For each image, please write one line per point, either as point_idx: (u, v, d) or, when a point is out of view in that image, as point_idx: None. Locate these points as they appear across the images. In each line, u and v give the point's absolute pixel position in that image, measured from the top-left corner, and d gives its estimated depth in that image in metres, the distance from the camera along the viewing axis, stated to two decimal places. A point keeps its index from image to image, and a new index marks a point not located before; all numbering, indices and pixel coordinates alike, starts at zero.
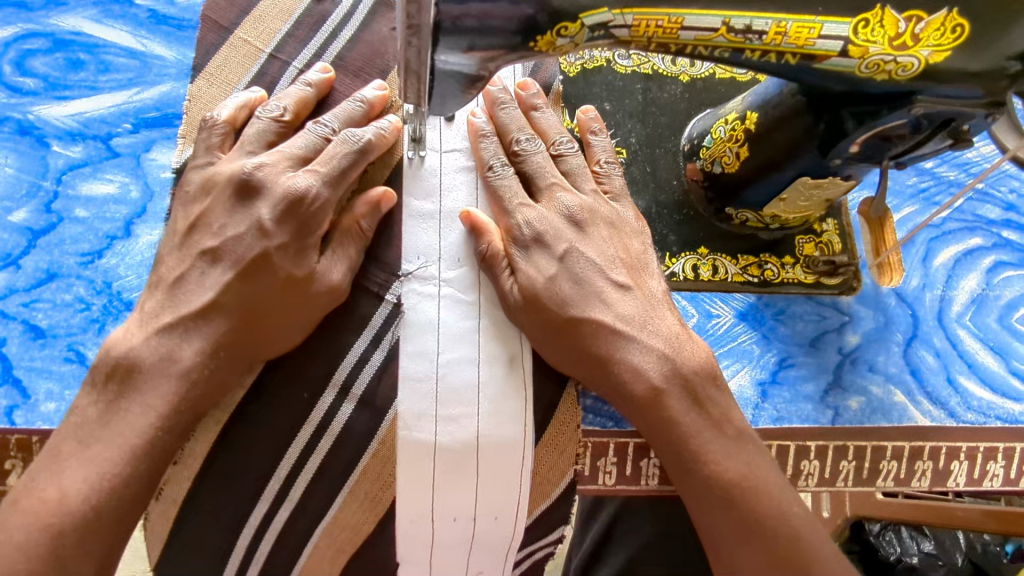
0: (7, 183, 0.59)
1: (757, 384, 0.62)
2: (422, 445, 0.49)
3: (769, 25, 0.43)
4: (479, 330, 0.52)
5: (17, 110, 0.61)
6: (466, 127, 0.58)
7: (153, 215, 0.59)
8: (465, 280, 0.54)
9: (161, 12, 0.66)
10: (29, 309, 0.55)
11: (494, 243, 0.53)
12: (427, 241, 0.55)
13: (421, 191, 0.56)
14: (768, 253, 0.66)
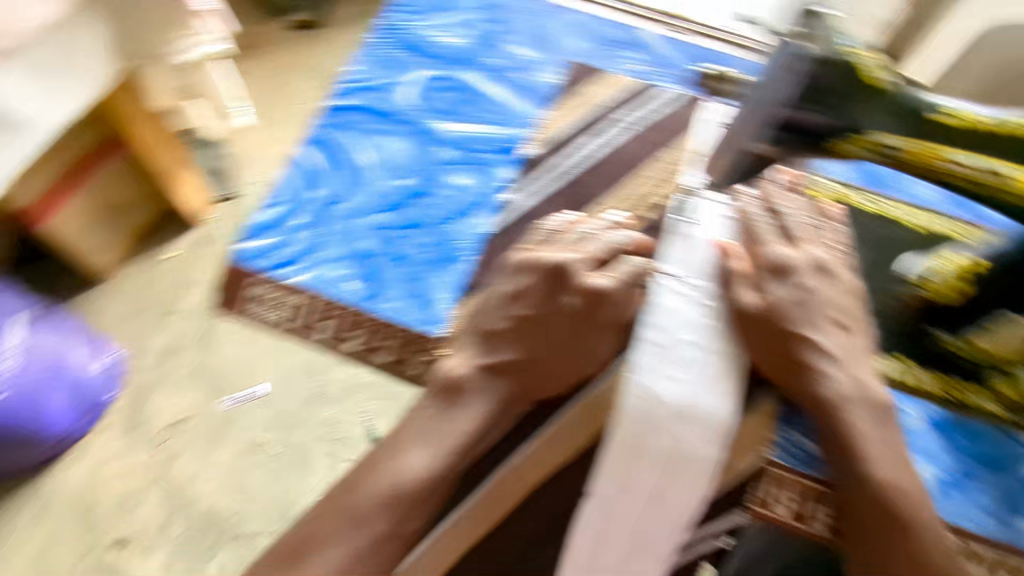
0: (404, 160, 0.86)
1: (941, 480, 0.74)
2: (644, 387, 0.64)
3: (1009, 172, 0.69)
4: (707, 324, 0.69)
5: (420, 118, 0.89)
6: (731, 196, 0.80)
7: (488, 208, 0.83)
8: (705, 286, 0.71)
9: (528, 81, 0.94)
10: (397, 241, 0.81)
11: (736, 264, 0.72)
12: (683, 250, 0.73)
13: (683, 218, 0.76)
14: (966, 380, 0.80)
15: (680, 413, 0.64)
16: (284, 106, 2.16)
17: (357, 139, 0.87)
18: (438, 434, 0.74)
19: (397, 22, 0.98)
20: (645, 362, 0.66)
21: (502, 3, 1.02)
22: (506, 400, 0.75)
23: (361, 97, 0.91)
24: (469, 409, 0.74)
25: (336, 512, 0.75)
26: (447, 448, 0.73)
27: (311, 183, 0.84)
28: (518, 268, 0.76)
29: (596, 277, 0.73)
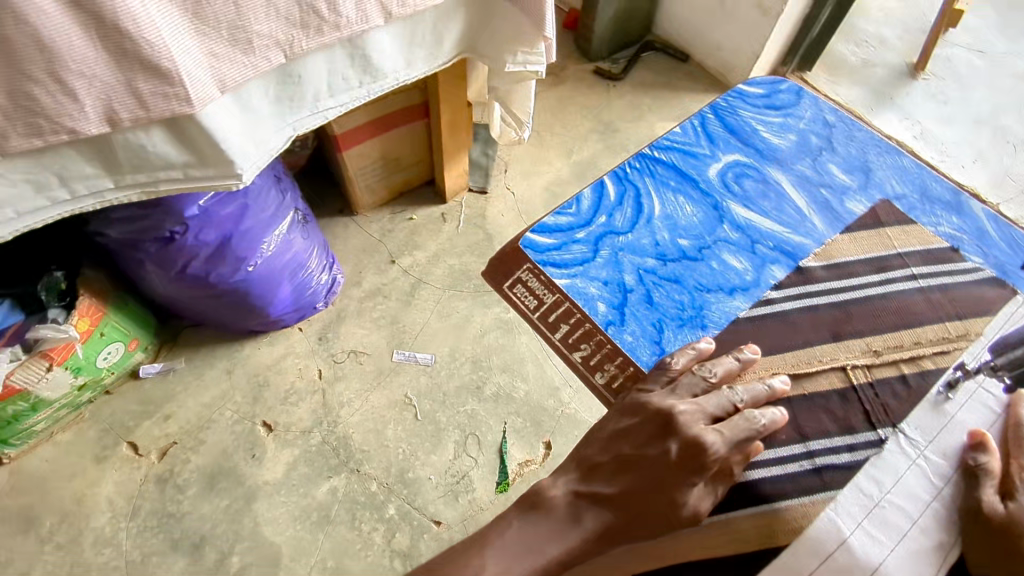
0: (688, 221, 1.22)
1: None
2: (832, 539, 0.85)
3: None
4: (927, 500, 0.88)
5: (718, 194, 1.25)
6: (998, 404, 0.95)
7: (720, 316, 1.10)
8: (936, 465, 0.91)
9: (831, 200, 1.25)
10: (654, 283, 1.14)
11: (985, 460, 0.88)
12: (929, 426, 0.95)
13: (938, 409, 0.96)
14: None
15: (870, 566, 0.83)
16: (553, 136, 2.35)
17: (655, 187, 1.26)
18: (524, 544, 0.91)
19: (733, 108, 1.38)
20: (844, 506, 0.88)
21: (832, 123, 1.36)
22: (596, 530, 0.91)
23: (673, 155, 1.31)
24: (563, 531, 0.91)
25: (463, 554, 0.93)
26: (525, 563, 0.89)
27: (604, 211, 1.21)
28: (652, 413, 0.96)
29: (709, 434, 0.90)
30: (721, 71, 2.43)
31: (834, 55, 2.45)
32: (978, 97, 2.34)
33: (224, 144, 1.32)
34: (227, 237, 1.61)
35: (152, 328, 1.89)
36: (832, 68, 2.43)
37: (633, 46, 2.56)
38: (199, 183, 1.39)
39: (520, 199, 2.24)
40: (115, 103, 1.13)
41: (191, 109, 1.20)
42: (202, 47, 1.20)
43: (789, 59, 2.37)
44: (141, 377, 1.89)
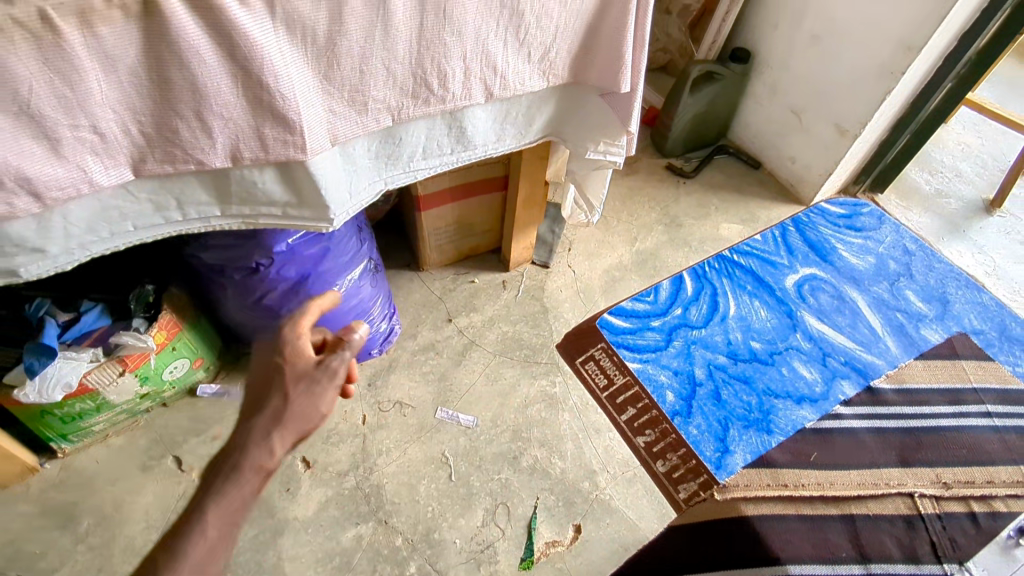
0: (761, 324, 2.05)
1: None
2: None
3: None
4: None
5: (792, 304, 2.09)
6: None
7: (776, 427, 1.85)
8: None
9: (902, 324, 2.00)
10: (726, 377, 1.96)
11: None
12: None
13: None
14: None
15: None
16: (621, 221, 2.42)
17: (732, 290, 2.13)
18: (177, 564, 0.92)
19: (813, 227, 2.24)
20: None
21: (914, 250, 2.19)
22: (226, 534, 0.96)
23: (754, 266, 2.17)
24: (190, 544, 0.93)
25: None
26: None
27: (683, 313, 2.09)
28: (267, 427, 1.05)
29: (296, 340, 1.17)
30: (791, 182, 2.48)
31: (907, 182, 2.49)
32: None
33: (325, 191, 1.43)
34: (306, 275, 1.71)
35: (216, 351, 1.98)
36: (903, 194, 2.46)
37: (707, 147, 2.66)
38: (293, 222, 1.49)
39: (580, 278, 2.29)
40: (242, 144, 1.25)
41: (303, 157, 1.32)
42: (324, 105, 1.32)
43: (860, 179, 2.41)
44: (197, 395, 1.97)
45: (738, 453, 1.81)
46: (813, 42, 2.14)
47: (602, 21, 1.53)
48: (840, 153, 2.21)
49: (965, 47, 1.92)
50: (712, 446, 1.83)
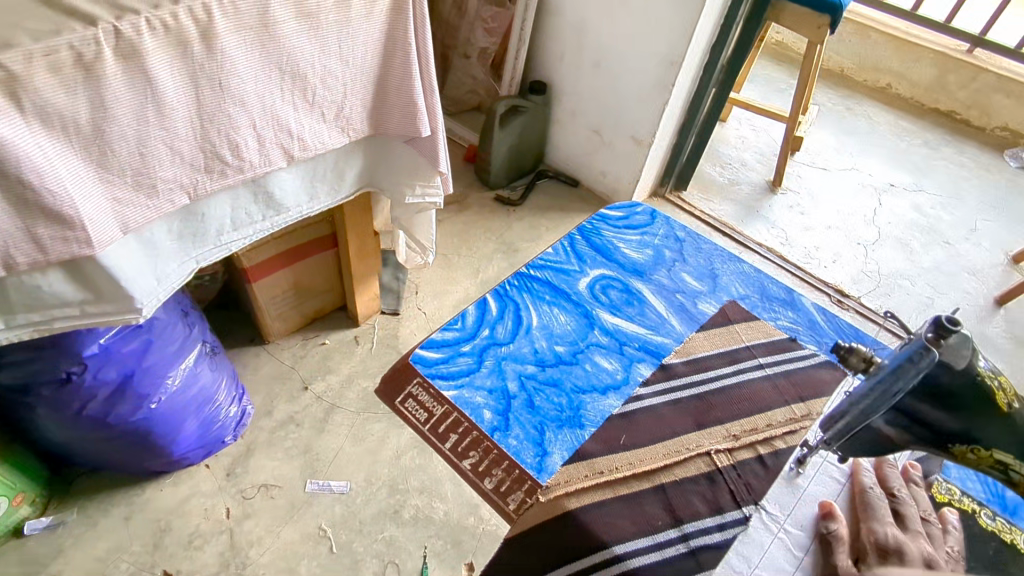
0: (562, 329, 2.00)
1: None
2: None
3: (992, 527, 0.94)
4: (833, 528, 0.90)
5: (588, 303, 2.08)
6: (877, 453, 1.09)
7: (586, 417, 1.81)
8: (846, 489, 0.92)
9: (685, 304, 2.11)
10: (534, 385, 1.86)
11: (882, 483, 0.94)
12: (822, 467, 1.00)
13: None
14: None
15: None
16: (462, 255, 2.49)
17: (528, 301, 2.06)
18: None
19: (594, 236, 2.29)
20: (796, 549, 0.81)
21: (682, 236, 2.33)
22: None
23: (547, 272, 2.14)
24: None
25: None
26: None
27: (485, 329, 1.97)
28: None
29: None
30: (607, 194, 2.69)
31: (705, 176, 2.78)
32: (827, 207, 2.68)
33: (125, 283, 1.35)
34: (129, 375, 1.59)
35: (41, 479, 1.76)
36: (705, 187, 2.74)
37: (530, 174, 2.81)
38: (98, 321, 1.39)
39: (431, 317, 2.32)
40: (14, 250, 1.15)
41: (91, 252, 1.24)
42: (106, 194, 1.25)
43: (665, 180, 2.63)
44: (25, 534, 1.73)
45: (558, 449, 1.75)
46: (596, 68, 2.35)
47: (389, 74, 1.60)
48: (641, 161, 2.44)
49: (717, 57, 2.20)
50: (531, 448, 1.74)
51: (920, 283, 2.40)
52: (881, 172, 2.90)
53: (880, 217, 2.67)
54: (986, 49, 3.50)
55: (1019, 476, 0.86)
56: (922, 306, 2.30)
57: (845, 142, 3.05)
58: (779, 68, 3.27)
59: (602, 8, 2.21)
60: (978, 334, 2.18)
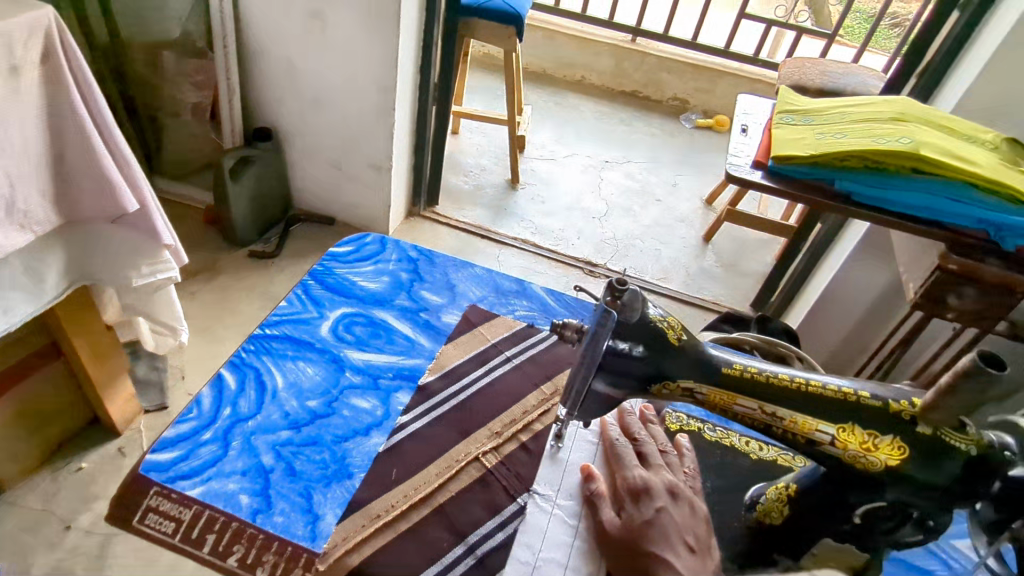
0: (313, 382, 1.16)
1: None
2: None
3: (836, 433, 0.70)
4: (570, 544, 0.81)
5: (336, 349, 1.22)
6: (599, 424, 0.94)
7: (382, 426, 1.08)
8: (572, 507, 0.85)
9: (429, 322, 1.29)
10: (297, 452, 1.06)
11: (599, 485, 0.85)
12: (554, 477, 0.89)
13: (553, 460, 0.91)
14: (849, 419, 0.70)
15: None
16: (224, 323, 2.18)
17: (278, 363, 1.19)
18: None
19: (330, 271, 1.36)
20: None
21: (415, 260, 1.43)
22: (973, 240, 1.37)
23: (288, 329, 1.25)
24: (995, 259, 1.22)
25: None
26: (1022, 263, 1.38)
27: (231, 399, 1.13)
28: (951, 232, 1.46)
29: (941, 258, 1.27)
30: (364, 224, 2.64)
31: (451, 187, 2.77)
32: (561, 191, 2.75)
33: None
34: None
35: None
36: (453, 198, 2.74)
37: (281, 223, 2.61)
38: None
39: None
40: None
41: None
42: None
43: (416, 200, 2.62)
44: None
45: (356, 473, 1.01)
46: (315, 104, 2.31)
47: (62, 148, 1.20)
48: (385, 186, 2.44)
49: (426, 76, 2.28)
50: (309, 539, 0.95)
51: (648, 240, 2.56)
52: (597, 151, 2.99)
53: (604, 189, 2.78)
54: (644, 36, 3.36)
55: (703, 392, 0.74)
56: (653, 262, 2.46)
57: (560, 133, 3.07)
58: (490, 77, 3.47)
59: (304, 46, 2.17)
60: (700, 269, 2.46)
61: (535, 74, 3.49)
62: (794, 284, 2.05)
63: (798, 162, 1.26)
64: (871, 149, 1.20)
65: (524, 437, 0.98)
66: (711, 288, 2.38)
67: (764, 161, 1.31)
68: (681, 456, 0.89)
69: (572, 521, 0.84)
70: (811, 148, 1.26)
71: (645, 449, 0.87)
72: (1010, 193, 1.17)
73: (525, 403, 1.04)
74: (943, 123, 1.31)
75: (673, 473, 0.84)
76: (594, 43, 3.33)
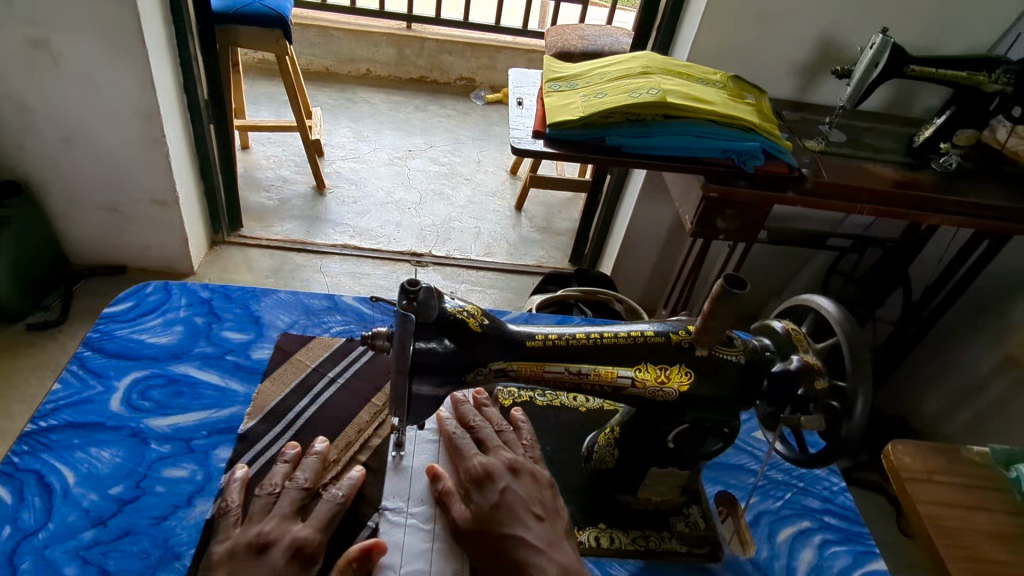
0: (113, 467, 0.86)
1: (764, 516, 0.95)
2: None
3: (635, 374, 0.77)
4: (431, 551, 0.81)
5: (133, 422, 0.91)
6: (435, 420, 0.94)
7: (210, 491, 0.86)
8: (425, 512, 0.85)
9: (241, 362, 1.02)
10: (104, 555, 0.77)
11: (446, 483, 0.85)
12: (402, 487, 0.87)
13: (394, 469, 0.89)
14: (646, 360, 0.77)
15: None
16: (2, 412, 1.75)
17: (59, 458, 0.85)
18: None
19: (107, 334, 1.02)
20: None
21: (210, 299, 1.12)
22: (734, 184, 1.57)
23: (64, 415, 0.90)
24: (753, 184, 1.43)
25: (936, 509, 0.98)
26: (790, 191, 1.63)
27: (1, 520, 0.78)
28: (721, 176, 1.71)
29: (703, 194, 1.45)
30: None
31: (252, 206, 2.49)
32: (371, 187, 2.67)
33: None
34: None
35: None
36: (257, 217, 2.45)
37: (60, 286, 2.05)
38: None
39: None
40: None
41: None
42: None
43: (216, 227, 2.27)
44: None
45: (189, 554, 0.79)
46: None
47: None
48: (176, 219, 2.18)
49: None
50: None
51: (466, 219, 2.59)
52: (399, 142, 2.94)
53: (413, 178, 2.75)
54: (419, 22, 3.35)
55: (514, 368, 0.77)
56: (476, 240, 2.50)
57: (357, 129, 2.98)
58: (270, 83, 3.26)
59: None
60: (520, 237, 2.56)
61: (318, 74, 3.34)
62: (601, 234, 2.21)
63: (573, 127, 1.35)
64: (625, 105, 1.33)
65: (364, 458, 0.91)
66: (533, 253, 2.49)
67: (542, 130, 1.38)
68: (518, 430, 0.93)
69: (427, 526, 0.84)
70: (580, 110, 1.36)
71: (482, 434, 0.89)
72: (739, 124, 1.38)
73: (358, 422, 0.96)
74: (678, 70, 1.49)
75: (512, 451, 0.88)
76: (372, 33, 3.25)
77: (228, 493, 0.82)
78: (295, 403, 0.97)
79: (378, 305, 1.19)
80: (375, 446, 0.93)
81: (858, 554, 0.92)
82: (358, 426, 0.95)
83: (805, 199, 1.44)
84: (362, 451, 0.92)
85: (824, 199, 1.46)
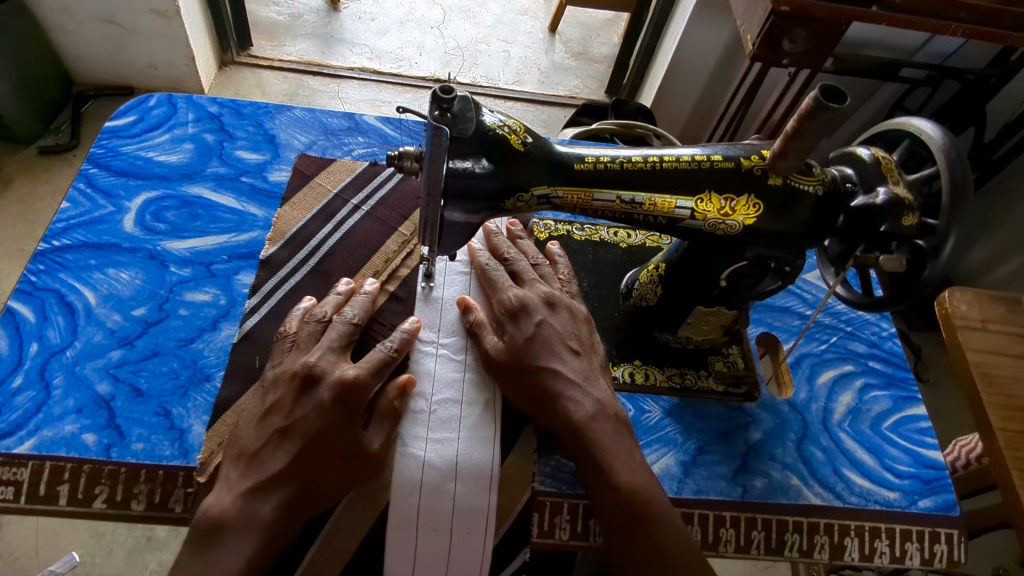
0: (134, 289, 0.83)
1: (806, 359, 0.91)
2: None
3: (694, 205, 0.69)
4: (463, 380, 0.79)
5: (150, 243, 0.87)
6: (466, 251, 0.88)
7: (235, 317, 0.83)
8: (457, 343, 0.82)
9: (258, 185, 0.95)
10: (135, 374, 0.76)
11: (479, 315, 0.81)
12: (433, 318, 0.84)
13: (424, 301, 0.85)
14: (708, 190, 0.68)
15: (484, 473, 0.73)
16: (27, 236, 1.76)
17: (77, 277, 0.82)
18: None
19: (111, 150, 0.95)
20: (431, 435, 0.75)
21: (219, 114, 1.02)
22: None
23: (77, 235, 0.86)
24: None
25: (999, 361, 0.88)
26: None
27: (26, 337, 0.76)
28: None
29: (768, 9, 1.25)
30: None
31: (260, 21, 2.27)
32: (389, 2, 2.40)
33: None
34: None
35: None
36: (267, 34, 2.24)
37: (66, 104, 1.95)
38: None
39: None
40: None
41: None
42: None
43: (224, 46, 2.09)
44: None
45: (218, 376, 0.78)
46: None
47: None
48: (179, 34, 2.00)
49: None
50: (185, 455, 0.72)
51: (494, 42, 2.36)
52: None
53: None
54: None
55: (559, 194, 0.69)
56: (504, 65, 2.30)
57: None
58: None
59: None
60: (553, 63, 2.34)
61: None
62: (644, 59, 2.00)
63: None
64: None
65: (393, 287, 0.87)
66: (567, 82, 2.30)
67: None
68: (554, 264, 0.87)
69: (458, 356, 0.81)
70: None
71: (516, 266, 0.84)
72: None
73: (385, 251, 0.91)
74: None
75: (548, 285, 0.83)
76: None
77: (288, 321, 0.79)
78: (318, 230, 0.91)
79: (402, 126, 1.08)
80: (404, 276, 0.88)
81: (899, 399, 0.89)
82: (386, 256, 0.90)
83: (893, 15, 1.22)
84: (390, 280, 0.88)
85: (915, 17, 1.23)
